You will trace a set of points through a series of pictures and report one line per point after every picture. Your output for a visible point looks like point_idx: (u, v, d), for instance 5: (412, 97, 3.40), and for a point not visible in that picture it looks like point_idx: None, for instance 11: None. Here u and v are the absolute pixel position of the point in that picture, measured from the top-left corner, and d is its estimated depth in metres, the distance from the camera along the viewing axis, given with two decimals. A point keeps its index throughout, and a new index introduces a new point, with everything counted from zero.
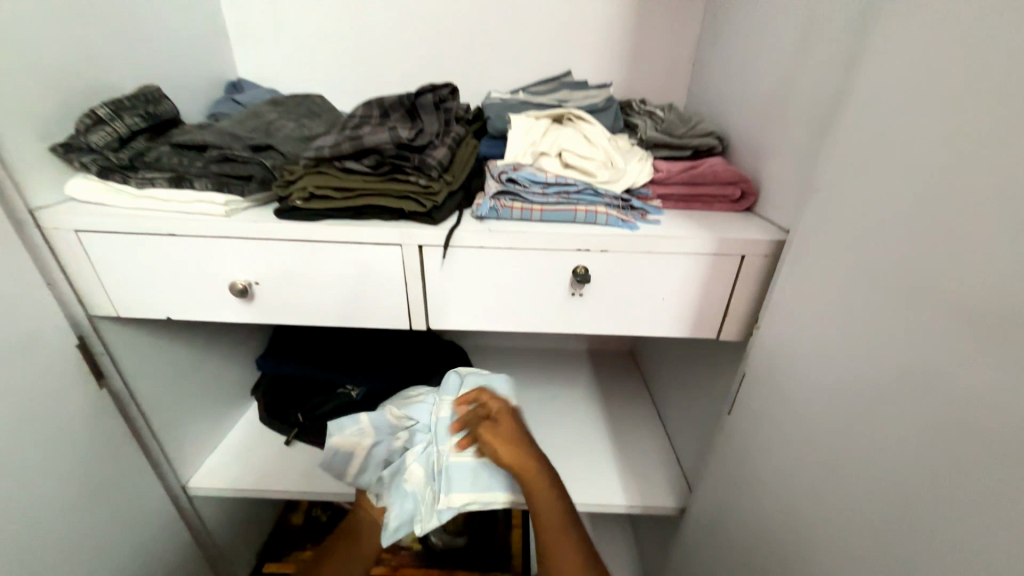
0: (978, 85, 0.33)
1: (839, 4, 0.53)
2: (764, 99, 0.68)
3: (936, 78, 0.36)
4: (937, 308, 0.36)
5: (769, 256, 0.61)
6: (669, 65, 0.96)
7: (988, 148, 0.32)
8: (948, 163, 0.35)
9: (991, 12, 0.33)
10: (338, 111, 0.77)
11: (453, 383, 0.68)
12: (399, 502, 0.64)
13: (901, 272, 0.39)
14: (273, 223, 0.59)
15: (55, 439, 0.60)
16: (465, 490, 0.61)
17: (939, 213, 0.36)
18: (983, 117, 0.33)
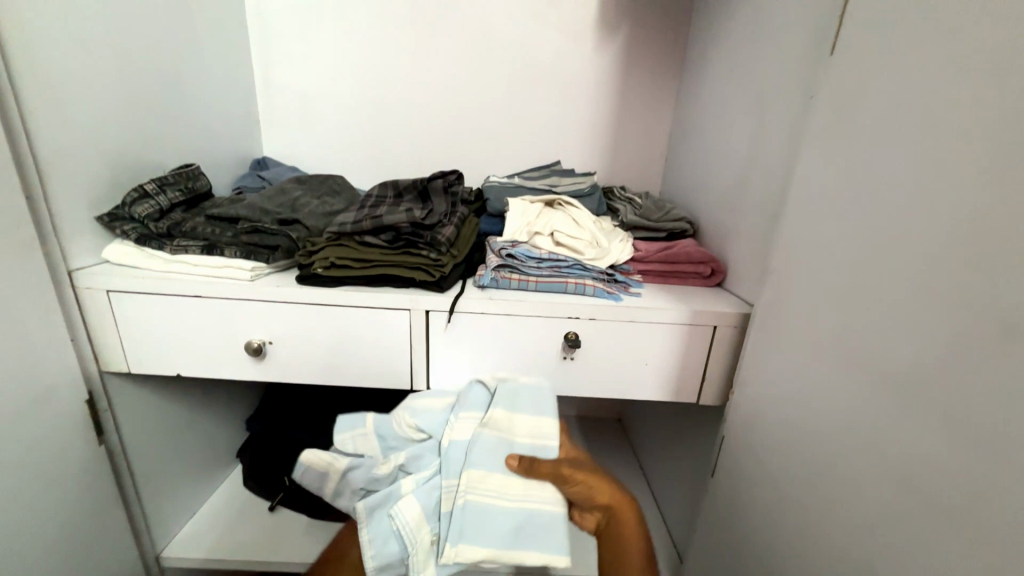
0: (885, 201, 0.43)
1: (776, 127, 0.67)
2: (726, 193, 0.80)
3: (854, 192, 0.47)
4: (880, 374, 0.43)
5: (738, 327, 0.69)
6: (645, 159, 1.11)
7: (898, 247, 0.42)
8: (872, 257, 0.44)
9: (884, 149, 0.44)
10: (356, 190, 0.86)
11: (478, 401, 0.63)
12: (385, 541, 0.56)
13: (849, 345, 0.47)
14: (294, 288, 0.65)
15: (47, 496, 0.60)
16: (479, 543, 0.52)
17: (870, 297, 0.44)
18: (891, 224, 0.42)
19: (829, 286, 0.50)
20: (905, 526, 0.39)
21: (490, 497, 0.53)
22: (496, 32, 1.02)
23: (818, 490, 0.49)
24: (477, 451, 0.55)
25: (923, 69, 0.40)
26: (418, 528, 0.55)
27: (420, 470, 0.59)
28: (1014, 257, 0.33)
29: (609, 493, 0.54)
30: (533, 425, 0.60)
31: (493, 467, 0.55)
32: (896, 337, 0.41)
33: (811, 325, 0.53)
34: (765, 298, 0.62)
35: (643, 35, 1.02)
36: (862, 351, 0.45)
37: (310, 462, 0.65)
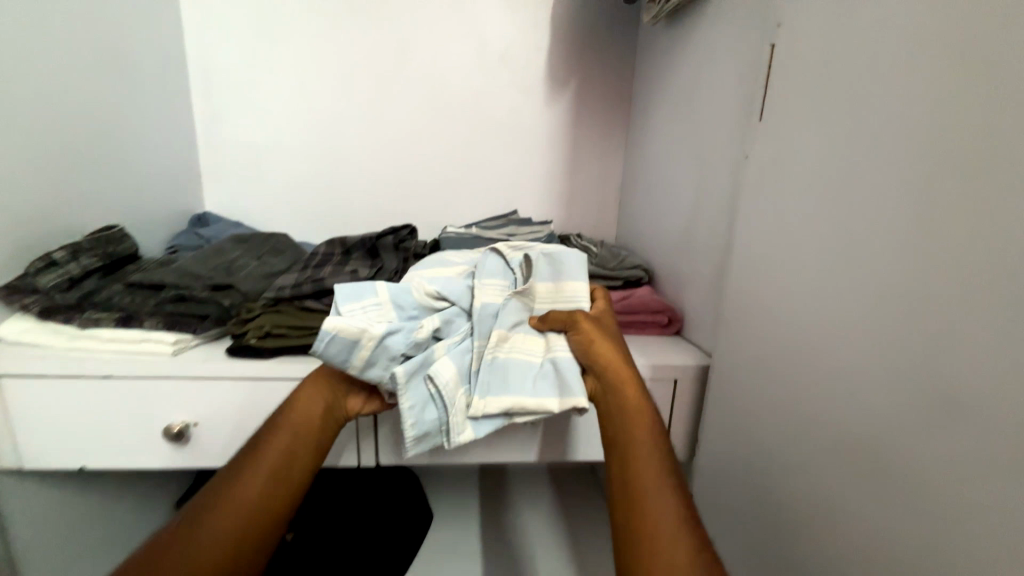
0: (832, 264, 0.44)
1: (716, 180, 0.69)
2: (676, 241, 0.82)
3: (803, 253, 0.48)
4: (843, 441, 0.42)
5: (699, 379, 0.67)
6: (600, 205, 1.13)
7: (849, 310, 0.42)
8: (826, 319, 0.45)
9: (824, 213, 0.45)
10: (301, 248, 0.82)
11: (496, 264, 0.64)
12: (423, 407, 0.54)
13: (811, 408, 0.46)
14: (224, 362, 0.59)
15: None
16: (505, 396, 0.53)
17: (829, 359, 0.44)
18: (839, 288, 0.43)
19: (786, 344, 0.50)
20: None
21: (523, 351, 0.56)
22: (448, 90, 1.04)
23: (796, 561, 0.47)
24: (507, 312, 0.57)
25: (852, 142, 0.42)
26: (456, 386, 0.54)
27: (453, 335, 0.58)
28: (955, 329, 0.33)
29: (610, 348, 0.53)
30: (558, 291, 0.61)
31: (520, 327, 0.58)
32: (856, 402, 0.41)
33: (773, 383, 0.52)
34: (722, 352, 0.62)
35: (588, 90, 1.07)
36: (822, 413, 0.44)
37: (336, 328, 0.50)
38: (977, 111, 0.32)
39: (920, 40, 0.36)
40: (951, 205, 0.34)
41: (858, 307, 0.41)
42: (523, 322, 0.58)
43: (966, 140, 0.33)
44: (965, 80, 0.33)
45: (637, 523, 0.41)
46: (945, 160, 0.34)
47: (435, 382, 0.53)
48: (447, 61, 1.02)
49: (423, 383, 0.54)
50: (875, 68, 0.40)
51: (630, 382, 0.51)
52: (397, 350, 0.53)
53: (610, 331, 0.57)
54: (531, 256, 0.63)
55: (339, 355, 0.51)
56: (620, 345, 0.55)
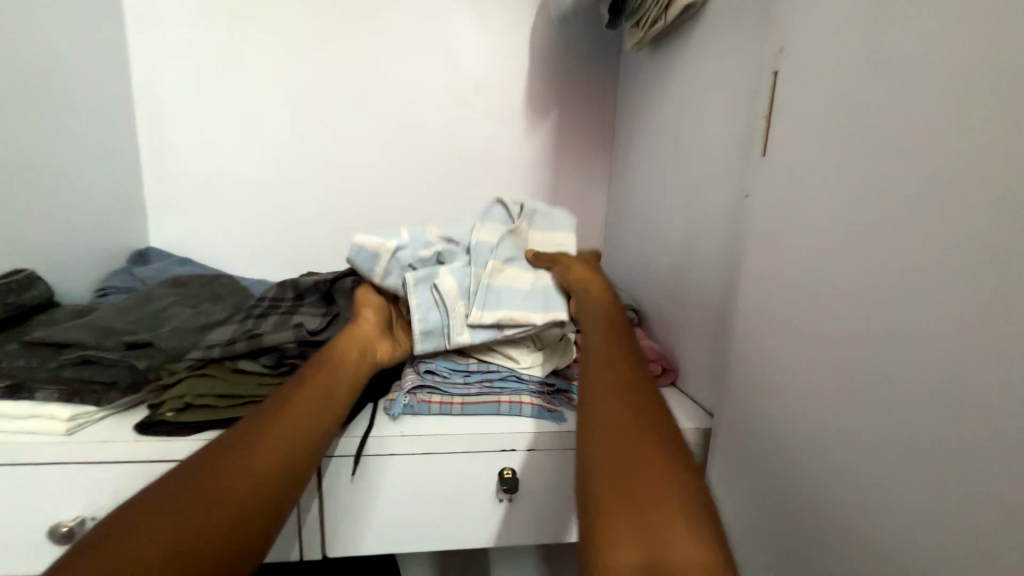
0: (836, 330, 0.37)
1: (710, 217, 0.63)
2: (667, 281, 0.75)
3: (802, 312, 0.41)
4: (865, 555, 0.34)
5: (698, 444, 0.59)
6: (585, 236, 1.06)
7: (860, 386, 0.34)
8: (833, 392, 0.37)
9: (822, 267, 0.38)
10: (247, 291, 0.73)
11: (498, 213, 0.69)
12: (427, 310, 0.58)
13: (821, 502, 0.38)
14: (133, 442, 0.49)
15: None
16: (501, 306, 0.58)
17: (837, 443, 0.36)
18: (846, 357, 0.36)
19: (789, 419, 0.42)
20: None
21: (518, 278, 0.61)
22: (421, 118, 0.97)
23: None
24: (502, 246, 0.63)
25: (857, 184, 0.35)
26: (458, 297, 0.59)
27: (458, 261, 0.63)
28: (1006, 441, 0.25)
29: (592, 289, 0.59)
30: (548, 239, 0.68)
31: (515, 263, 0.63)
32: (875, 507, 0.33)
33: (784, 464, 0.44)
34: (726, 417, 0.53)
35: (570, 117, 1.01)
36: (839, 516, 0.36)
37: (370, 238, 0.60)
38: (1020, 159, 0.25)
39: (937, 72, 0.30)
40: (988, 276, 0.26)
41: (878, 387, 0.33)
42: (517, 258, 0.64)
43: (1012, 195, 0.25)
44: (990, 124, 0.26)
45: (602, 416, 0.41)
46: (972, 214, 0.27)
47: (438, 291, 0.59)
48: (420, 88, 0.96)
49: (430, 290, 0.59)
50: (882, 100, 0.33)
51: (608, 317, 0.55)
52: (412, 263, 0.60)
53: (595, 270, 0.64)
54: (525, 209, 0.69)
55: (365, 262, 0.59)
56: (604, 289, 0.59)
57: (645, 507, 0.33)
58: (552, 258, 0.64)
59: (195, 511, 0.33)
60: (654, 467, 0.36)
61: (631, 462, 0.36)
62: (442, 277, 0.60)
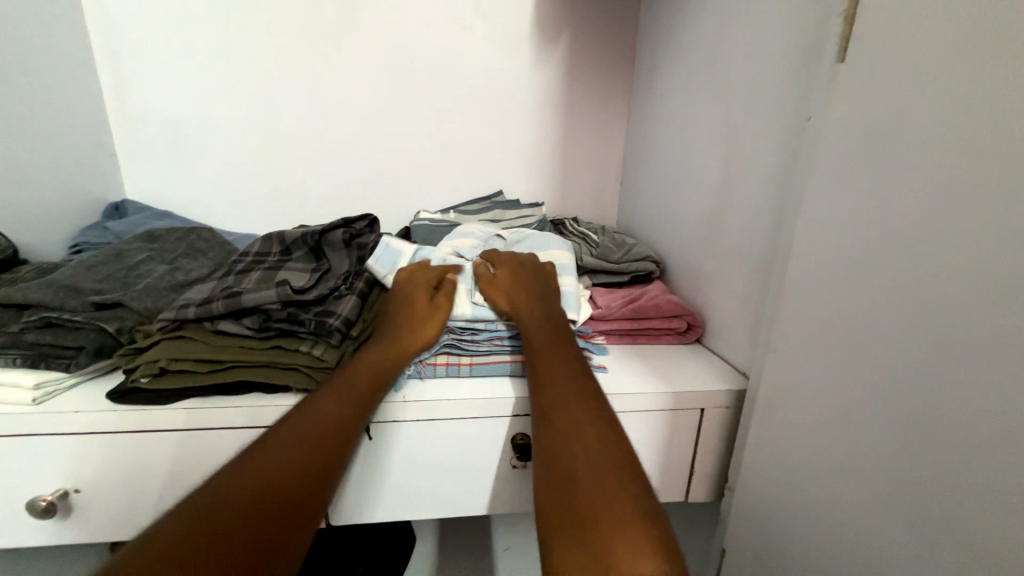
0: (954, 276, 0.30)
1: (756, 152, 0.54)
2: (696, 229, 0.67)
3: (901, 256, 0.34)
4: (976, 531, 0.29)
5: (730, 405, 0.54)
6: (599, 183, 0.97)
7: (992, 341, 0.28)
8: (943, 349, 0.31)
9: (939, 199, 0.31)
10: (230, 246, 0.66)
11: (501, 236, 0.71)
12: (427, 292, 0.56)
13: (915, 473, 0.33)
14: (106, 411, 0.44)
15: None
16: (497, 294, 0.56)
17: (948, 408, 0.31)
18: (970, 307, 0.29)
19: (874, 389, 0.36)
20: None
21: None
22: (415, 48, 0.86)
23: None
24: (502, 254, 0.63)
25: (1013, 101, 0.27)
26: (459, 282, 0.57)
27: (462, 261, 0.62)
28: None
29: (521, 288, 0.54)
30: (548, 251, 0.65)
31: None
32: (998, 479, 0.28)
33: (847, 433, 0.39)
34: (773, 378, 0.48)
35: (585, 45, 0.89)
36: (942, 500, 0.31)
37: (390, 245, 0.60)
38: None
39: None
40: None
41: (1021, 357, 0.27)
42: None
43: None
44: None
45: (551, 443, 0.39)
46: None
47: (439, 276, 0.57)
48: (415, 11, 0.84)
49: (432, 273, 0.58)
50: None
51: (545, 323, 0.51)
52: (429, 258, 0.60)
53: (520, 279, 0.55)
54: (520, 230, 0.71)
55: (384, 260, 0.59)
56: (533, 286, 0.55)
57: (598, 543, 0.31)
58: (483, 277, 0.56)
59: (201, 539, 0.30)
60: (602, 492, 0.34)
61: (576, 488, 0.35)
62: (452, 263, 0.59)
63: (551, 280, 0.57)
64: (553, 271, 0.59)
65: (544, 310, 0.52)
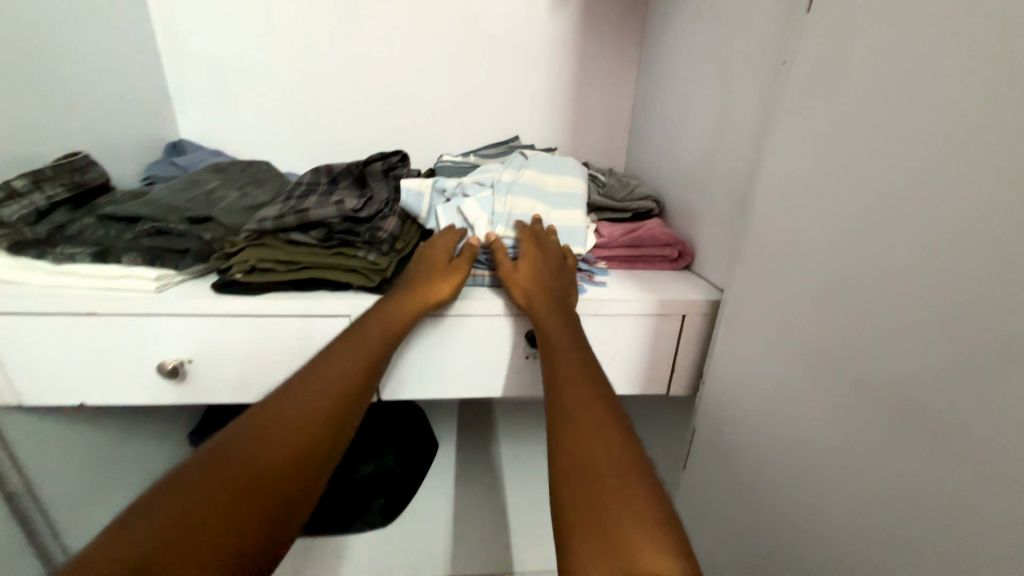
0: (877, 182, 0.39)
1: (745, 93, 0.61)
2: (693, 168, 0.75)
3: (844, 171, 0.42)
4: (871, 371, 0.40)
5: (708, 314, 0.65)
6: (609, 130, 1.04)
7: (894, 228, 0.38)
8: (864, 240, 0.40)
9: (876, 122, 0.39)
10: (285, 178, 0.76)
11: (519, 162, 0.79)
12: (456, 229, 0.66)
13: (837, 338, 0.43)
14: (210, 298, 0.56)
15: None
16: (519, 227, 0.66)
17: (862, 285, 0.40)
18: (885, 206, 0.38)
19: (812, 279, 0.46)
20: (902, 549, 0.37)
21: (525, 206, 0.68)
22: None
23: (804, 499, 0.47)
24: (518, 185, 0.71)
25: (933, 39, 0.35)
26: (482, 217, 0.66)
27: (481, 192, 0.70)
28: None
29: (542, 281, 0.59)
30: (560, 180, 0.74)
31: (529, 194, 0.70)
32: (889, 331, 0.38)
33: (794, 319, 0.49)
34: (742, 285, 0.58)
35: None
36: (852, 351, 0.42)
37: (410, 187, 0.67)
38: None
39: None
40: None
41: (912, 239, 0.36)
42: (528, 192, 0.71)
43: None
44: None
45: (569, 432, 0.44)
46: None
47: (465, 214, 0.66)
48: None
49: (457, 213, 0.67)
50: None
51: (563, 322, 0.55)
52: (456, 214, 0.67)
53: (543, 269, 0.60)
54: (533, 158, 0.78)
55: (415, 205, 0.67)
56: (554, 278, 0.59)
57: (616, 531, 0.35)
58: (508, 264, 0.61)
59: (214, 511, 0.34)
60: (620, 492, 0.38)
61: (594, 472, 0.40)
62: (473, 202, 0.67)
63: (569, 274, 0.62)
64: (559, 214, 0.69)
65: (562, 304, 0.57)
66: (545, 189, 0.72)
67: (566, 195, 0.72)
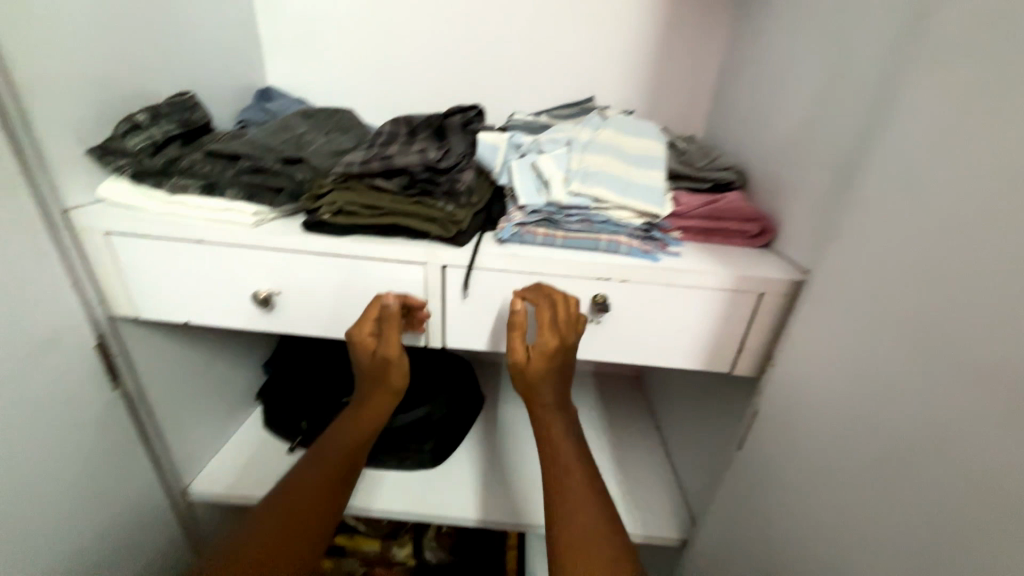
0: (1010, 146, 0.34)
1: (863, 52, 0.55)
2: (786, 137, 0.69)
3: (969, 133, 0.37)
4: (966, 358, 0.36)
5: (787, 294, 0.61)
6: (692, 96, 0.97)
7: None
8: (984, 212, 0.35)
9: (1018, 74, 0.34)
10: (366, 127, 0.79)
11: (597, 122, 0.76)
12: (528, 181, 0.65)
13: (930, 321, 0.39)
14: (301, 236, 0.60)
15: (56, 450, 0.60)
16: (594, 183, 0.63)
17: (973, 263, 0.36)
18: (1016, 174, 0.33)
19: (911, 255, 0.42)
20: (981, 549, 0.34)
21: (602, 164, 0.66)
22: None
23: (870, 491, 0.44)
24: (596, 144, 0.69)
25: None
26: (556, 171, 0.65)
27: (556, 149, 0.69)
28: None
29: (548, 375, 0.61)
30: (640, 142, 0.71)
31: (606, 153, 0.68)
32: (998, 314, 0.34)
33: (882, 299, 0.45)
34: (826, 264, 0.54)
35: None
36: (948, 334, 0.37)
37: (488, 142, 0.68)
38: None
39: None
40: None
41: None
42: (605, 151, 0.68)
43: None
44: None
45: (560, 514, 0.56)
46: None
47: (539, 167, 0.65)
48: None
49: (531, 167, 0.66)
50: None
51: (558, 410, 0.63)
52: (530, 168, 0.66)
53: (555, 360, 0.60)
54: (612, 119, 0.76)
55: (489, 158, 0.68)
56: (558, 369, 0.62)
57: None
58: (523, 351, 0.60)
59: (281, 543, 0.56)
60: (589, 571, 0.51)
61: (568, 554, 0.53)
62: (548, 157, 0.66)
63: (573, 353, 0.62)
64: (636, 176, 0.66)
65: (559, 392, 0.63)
66: (623, 150, 0.70)
67: (645, 159, 0.69)
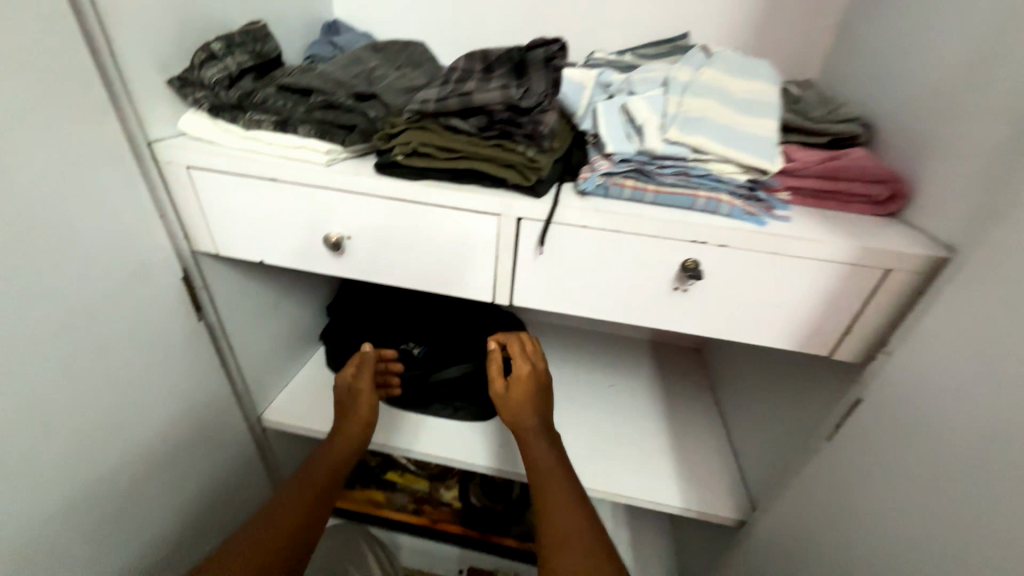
0: None
1: None
2: (938, 78, 0.56)
3: None
4: None
5: (920, 273, 0.52)
6: (810, 31, 0.82)
7: None
8: None
9: None
10: (438, 63, 0.73)
11: (698, 59, 0.66)
12: (617, 126, 0.58)
13: None
14: (373, 178, 0.57)
15: (147, 370, 0.65)
16: (694, 130, 0.55)
17: None
18: None
19: None
20: None
21: (704, 108, 0.57)
22: None
23: (1001, 508, 0.38)
24: (698, 85, 0.60)
25: None
26: (650, 116, 0.57)
27: (650, 90, 0.60)
28: None
29: (528, 402, 0.69)
30: (750, 83, 0.61)
31: (709, 95, 0.58)
32: None
33: None
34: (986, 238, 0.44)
35: None
36: None
37: (573, 80, 0.61)
38: None
39: None
40: None
41: None
42: (708, 93, 0.59)
43: None
44: None
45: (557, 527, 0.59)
46: None
47: (629, 111, 0.58)
48: None
49: (621, 110, 0.59)
50: None
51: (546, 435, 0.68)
52: (619, 113, 0.59)
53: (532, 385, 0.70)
54: (715, 55, 0.65)
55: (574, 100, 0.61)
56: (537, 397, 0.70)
57: None
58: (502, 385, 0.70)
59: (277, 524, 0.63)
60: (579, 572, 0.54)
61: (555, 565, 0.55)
62: (641, 99, 0.58)
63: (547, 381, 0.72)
64: (744, 124, 0.57)
65: (543, 415, 0.69)
66: (730, 92, 0.60)
67: (756, 104, 0.59)
